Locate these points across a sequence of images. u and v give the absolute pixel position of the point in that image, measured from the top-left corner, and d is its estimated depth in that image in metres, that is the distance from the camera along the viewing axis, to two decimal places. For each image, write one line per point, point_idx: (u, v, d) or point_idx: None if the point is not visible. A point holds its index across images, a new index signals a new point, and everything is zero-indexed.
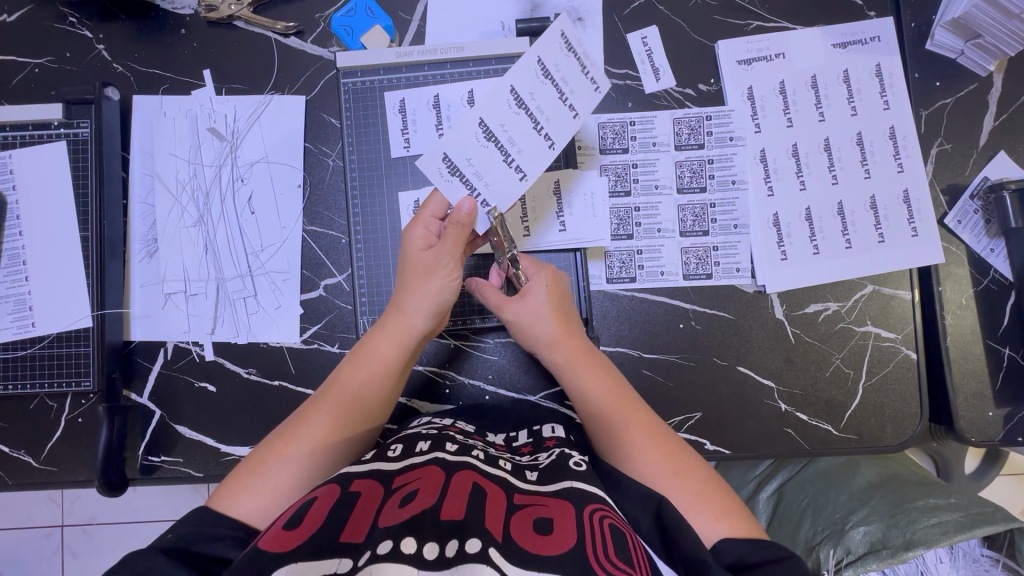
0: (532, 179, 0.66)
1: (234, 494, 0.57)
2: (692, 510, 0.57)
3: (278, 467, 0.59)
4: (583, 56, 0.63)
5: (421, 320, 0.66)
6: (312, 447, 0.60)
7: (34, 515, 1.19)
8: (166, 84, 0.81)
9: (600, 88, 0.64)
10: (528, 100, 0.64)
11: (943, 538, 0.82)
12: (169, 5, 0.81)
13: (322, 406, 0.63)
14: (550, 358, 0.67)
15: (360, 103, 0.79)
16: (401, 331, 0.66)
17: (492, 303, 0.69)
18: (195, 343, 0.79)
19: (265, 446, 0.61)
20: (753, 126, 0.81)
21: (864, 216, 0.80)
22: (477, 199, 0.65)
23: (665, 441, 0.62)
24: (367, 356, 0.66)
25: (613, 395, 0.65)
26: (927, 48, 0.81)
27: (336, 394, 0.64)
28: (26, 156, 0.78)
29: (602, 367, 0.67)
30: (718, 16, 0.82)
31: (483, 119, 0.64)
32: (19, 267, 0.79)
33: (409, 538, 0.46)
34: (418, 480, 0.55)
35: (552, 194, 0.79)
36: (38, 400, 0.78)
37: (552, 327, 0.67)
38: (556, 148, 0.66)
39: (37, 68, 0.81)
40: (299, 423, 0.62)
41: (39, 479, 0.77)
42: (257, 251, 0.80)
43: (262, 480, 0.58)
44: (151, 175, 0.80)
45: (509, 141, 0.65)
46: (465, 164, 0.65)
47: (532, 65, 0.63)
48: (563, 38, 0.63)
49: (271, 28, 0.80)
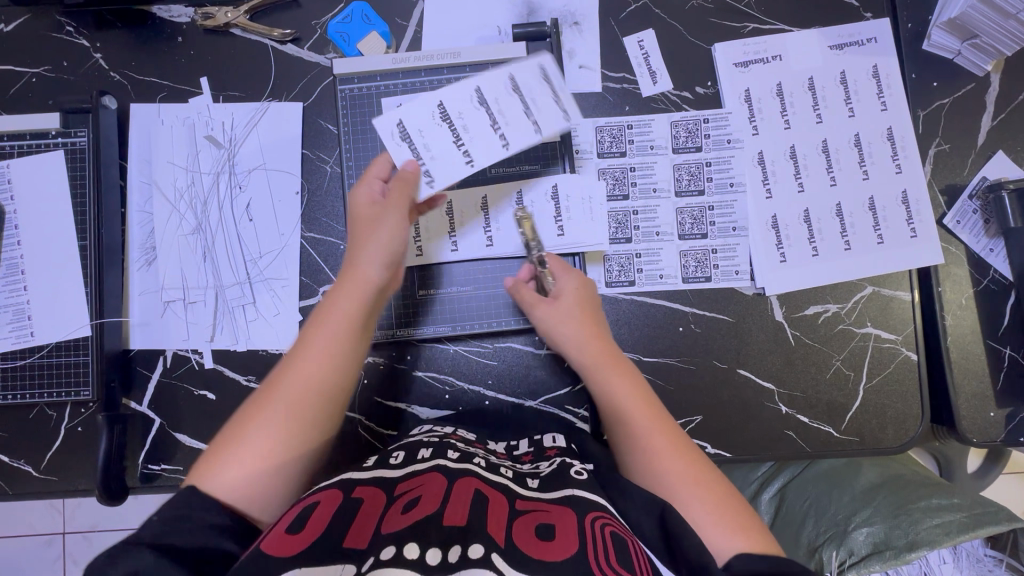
0: (478, 166, 0.70)
1: (205, 482, 0.52)
2: (707, 523, 0.54)
3: (246, 447, 0.54)
4: (557, 87, 0.70)
5: (376, 271, 0.62)
6: (281, 422, 0.55)
7: (36, 522, 1.19)
8: (164, 93, 0.81)
9: (570, 117, 0.70)
10: (491, 102, 0.70)
11: (946, 539, 0.82)
12: (166, 14, 0.81)
13: (287, 378, 0.57)
14: (579, 359, 0.68)
15: (356, 109, 0.79)
16: (352, 285, 0.61)
17: (526, 302, 0.72)
18: (194, 351, 0.79)
19: (231, 429, 0.55)
20: (751, 128, 0.81)
21: (863, 217, 0.80)
22: (421, 166, 0.69)
23: (685, 450, 0.60)
24: (323, 319, 0.60)
25: (640, 400, 0.64)
26: (924, 48, 0.81)
27: (296, 362, 0.58)
28: (23, 165, 0.78)
29: (630, 371, 0.67)
30: (714, 18, 0.82)
31: (442, 102, 0.70)
32: (17, 276, 0.79)
33: (412, 544, 0.47)
34: (419, 487, 0.55)
35: (550, 199, 0.79)
36: (38, 410, 0.78)
37: (581, 330, 0.68)
38: (510, 150, 0.70)
39: (35, 78, 0.81)
40: (263, 400, 0.57)
41: (38, 489, 0.77)
42: (255, 258, 0.80)
43: (232, 464, 0.53)
44: (149, 183, 0.80)
45: (463, 127, 0.70)
46: (416, 134, 0.69)
47: (504, 78, 0.70)
48: (541, 69, 0.71)
49: (267, 36, 0.80)
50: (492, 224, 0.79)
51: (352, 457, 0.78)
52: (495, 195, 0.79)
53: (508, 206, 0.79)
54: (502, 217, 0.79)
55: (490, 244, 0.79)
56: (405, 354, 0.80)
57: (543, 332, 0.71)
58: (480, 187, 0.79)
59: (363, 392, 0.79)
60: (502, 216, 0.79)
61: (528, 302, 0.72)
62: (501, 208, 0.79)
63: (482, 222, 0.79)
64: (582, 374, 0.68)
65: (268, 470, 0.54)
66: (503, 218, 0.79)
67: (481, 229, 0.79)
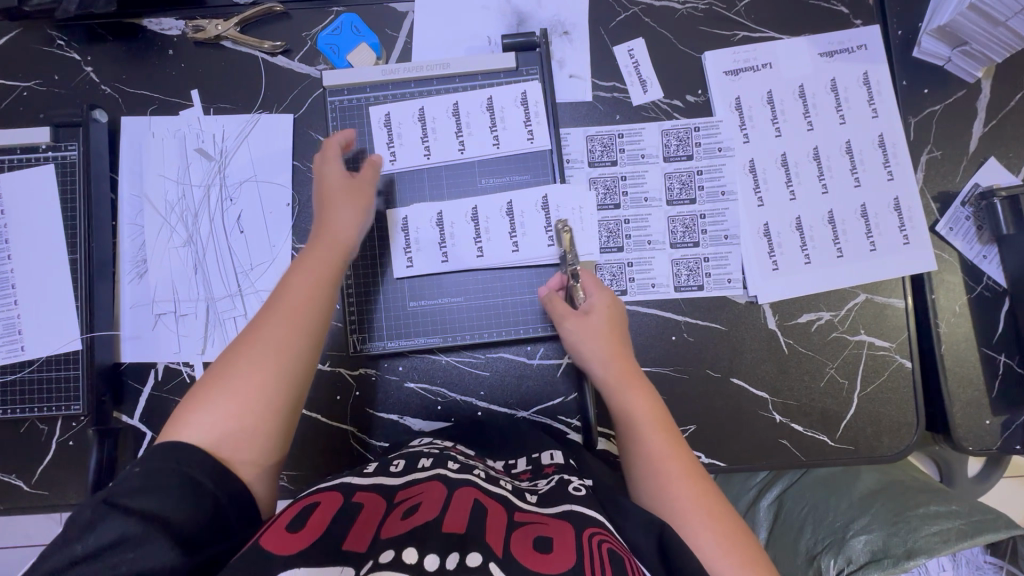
0: (433, 162, 0.79)
1: (191, 421, 0.53)
2: (717, 557, 0.54)
3: (228, 383, 0.55)
4: (532, 113, 0.79)
5: (342, 220, 0.67)
6: (267, 361, 0.56)
7: (33, 533, 1.18)
8: (154, 105, 0.81)
9: (537, 140, 0.79)
10: (463, 117, 0.79)
11: (944, 547, 0.81)
12: (157, 27, 0.81)
13: (267, 324, 0.59)
14: (601, 374, 0.67)
15: (346, 121, 0.79)
16: (333, 242, 0.66)
17: (556, 313, 0.71)
18: (185, 363, 0.79)
19: (214, 373, 0.56)
20: (742, 136, 0.81)
21: (855, 225, 0.80)
22: (388, 149, 0.79)
23: (698, 479, 0.59)
24: (293, 267, 0.63)
25: (658, 421, 0.63)
26: (915, 55, 0.81)
27: (271, 305, 0.60)
28: (14, 179, 0.78)
29: (649, 390, 0.66)
30: (704, 26, 0.82)
31: (424, 107, 0.79)
32: (8, 290, 0.78)
33: (411, 549, 0.47)
34: (420, 495, 0.55)
35: (540, 209, 0.78)
36: (28, 424, 0.78)
37: (607, 347, 0.68)
38: (465, 156, 0.79)
39: (26, 91, 0.81)
40: (241, 341, 0.58)
41: (30, 504, 0.77)
42: (247, 269, 0.80)
43: (216, 399, 0.54)
44: (140, 196, 0.80)
45: (432, 130, 0.79)
46: (396, 125, 0.79)
47: (482, 99, 0.79)
48: (522, 96, 0.79)
49: (258, 48, 0.81)
50: (483, 235, 0.79)
51: (345, 468, 0.78)
52: (486, 206, 0.79)
53: (499, 217, 0.79)
54: (493, 228, 0.79)
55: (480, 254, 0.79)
56: (397, 366, 0.80)
57: (569, 347, 0.71)
58: (470, 198, 0.79)
59: (355, 403, 0.79)
60: (492, 226, 0.79)
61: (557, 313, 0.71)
62: (492, 218, 0.79)
63: (472, 233, 0.79)
64: (603, 391, 0.67)
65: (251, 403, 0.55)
66: (494, 229, 0.79)
67: (471, 240, 0.79)
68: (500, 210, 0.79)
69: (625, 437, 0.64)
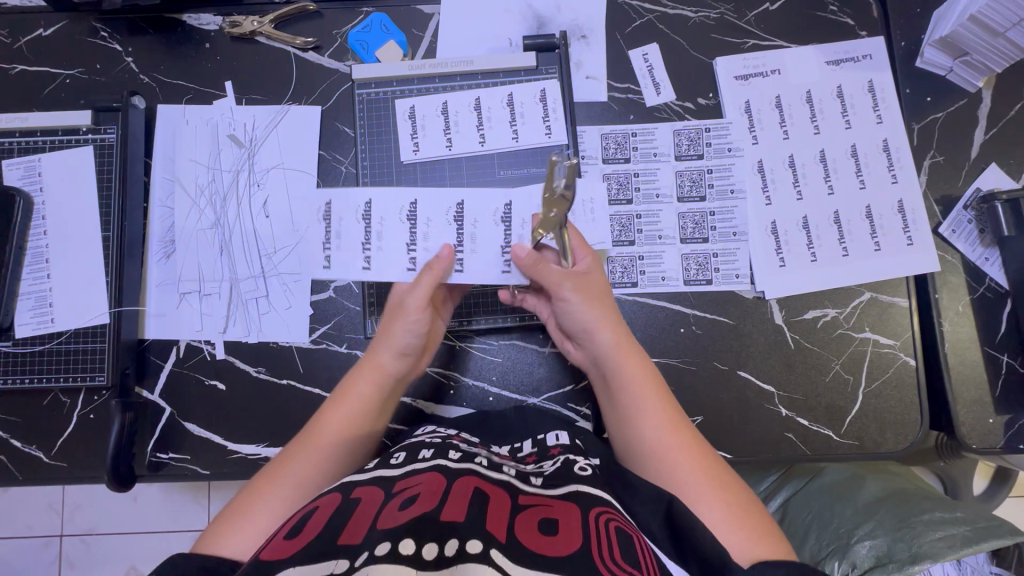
0: (456, 153, 0.83)
1: (219, 537, 0.55)
2: (728, 532, 0.55)
3: (257, 509, 0.57)
4: (549, 110, 0.82)
5: (396, 362, 0.68)
6: (292, 495, 0.59)
7: (33, 524, 1.19)
8: (190, 94, 0.85)
9: (553, 136, 0.82)
10: (485, 111, 0.83)
11: (950, 552, 0.81)
12: (196, 22, 0.86)
13: (299, 453, 0.62)
14: (605, 340, 0.67)
15: (372, 113, 0.83)
16: (376, 371, 0.67)
17: (545, 275, 0.68)
18: (207, 342, 0.81)
19: (245, 492, 0.60)
20: (751, 138, 0.84)
21: (860, 225, 0.82)
22: (412, 140, 0.82)
23: (703, 452, 0.61)
24: (344, 399, 0.66)
25: (660, 394, 0.65)
26: (918, 65, 0.85)
27: (314, 438, 0.63)
28: (54, 159, 0.82)
29: (644, 361, 0.68)
30: (715, 34, 0.86)
31: (446, 101, 0.83)
32: (41, 264, 0.82)
33: (408, 540, 0.44)
34: (419, 485, 0.53)
35: (499, 222, 0.73)
36: (52, 396, 0.80)
37: (615, 322, 0.68)
38: (485, 147, 0.83)
39: (68, 79, 0.85)
40: (278, 467, 0.61)
41: (47, 474, 0.79)
42: (270, 253, 0.83)
43: (241, 525, 0.56)
44: (171, 179, 0.83)
45: (455, 123, 0.83)
46: (420, 118, 0.83)
47: (503, 96, 0.83)
48: (541, 94, 0.83)
49: (291, 44, 0.85)
50: (417, 241, 0.73)
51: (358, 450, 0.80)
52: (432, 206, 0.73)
53: (444, 217, 0.73)
54: (432, 231, 0.73)
55: (412, 267, 0.73)
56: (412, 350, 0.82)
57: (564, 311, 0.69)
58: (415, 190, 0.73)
59: None
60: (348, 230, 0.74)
61: (546, 279, 0.68)
62: (348, 218, 0.74)
63: (407, 235, 0.73)
64: (602, 360, 0.67)
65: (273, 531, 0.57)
66: (435, 234, 0.73)
67: (404, 245, 0.73)
68: (447, 211, 0.73)
69: (624, 403, 0.65)
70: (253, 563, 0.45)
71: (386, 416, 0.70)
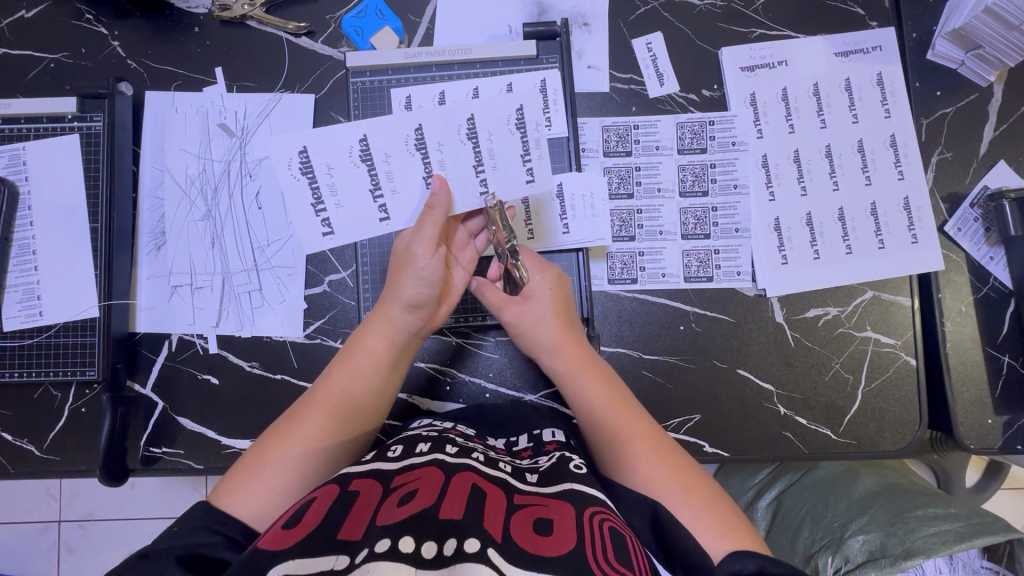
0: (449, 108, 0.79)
1: (230, 496, 0.57)
2: (699, 530, 0.54)
3: (270, 468, 0.58)
4: (551, 101, 0.80)
5: (408, 316, 0.66)
6: (303, 455, 0.59)
7: (31, 510, 1.19)
8: (179, 81, 0.82)
9: (552, 127, 0.80)
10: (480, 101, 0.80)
11: (942, 547, 0.80)
12: (184, 5, 0.82)
13: (309, 410, 0.62)
14: (552, 365, 0.68)
15: (369, 102, 0.81)
16: (386, 325, 0.66)
17: (492, 305, 0.71)
18: (199, 335, 0.80)
19: (258, 445, 0.61)
20: (755, 131, 0.82)
21: (864, 222, 0.81)
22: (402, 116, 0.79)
23: (666, 454, 0.60)
24: (358, 353, 0.65)
25: (618, 404, 0.64)
26: (928, 57, 0.83)
27: (327, 396, 0.63)
28: (39, 147, 0.80)
29: (605, 377, 0.67)
30: (721, 23, 0.83)
31: (444, 90, 0.80)
32: (29, 257, 0.80)
33: (408, 537, 0.44)
34: (417, 480, 0.52)
35: (514, 128, 0.71)
36: (42, 389, 0.79)
37: (553, 330, 0.68)
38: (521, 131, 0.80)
39: (53, 63, 0.82)
40: (290, 423, 0.61)
41: (39, 468, 0.78)
42: (263, 246, 0.81)
43: (252, 483, 0.57)
44: (161, 170, 0.81)
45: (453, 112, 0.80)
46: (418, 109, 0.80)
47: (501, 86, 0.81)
48: (541, 84, 0.80)
49: (283, 28, 0.82)
50: (432, 168, 0.72)
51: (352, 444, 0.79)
52: (439, 131, 0.71)
53: (455, 138, 0.72)
54: (446, 157, 0.71)
55: None
56: None
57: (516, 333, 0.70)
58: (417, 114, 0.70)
59: None
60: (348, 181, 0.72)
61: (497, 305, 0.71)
62: (342, 168, 0.72)
63: (420, 168, 0.72)
64: (556, 377, 0.68)
65: (283, 493, 0.58)
66: (450, 159, 0.71)
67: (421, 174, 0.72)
68: (456, 130, 0.72)
69: (584, 416, 0.65)
70: (251, 550, 0.44)
71: (404, 369, 0.69)
